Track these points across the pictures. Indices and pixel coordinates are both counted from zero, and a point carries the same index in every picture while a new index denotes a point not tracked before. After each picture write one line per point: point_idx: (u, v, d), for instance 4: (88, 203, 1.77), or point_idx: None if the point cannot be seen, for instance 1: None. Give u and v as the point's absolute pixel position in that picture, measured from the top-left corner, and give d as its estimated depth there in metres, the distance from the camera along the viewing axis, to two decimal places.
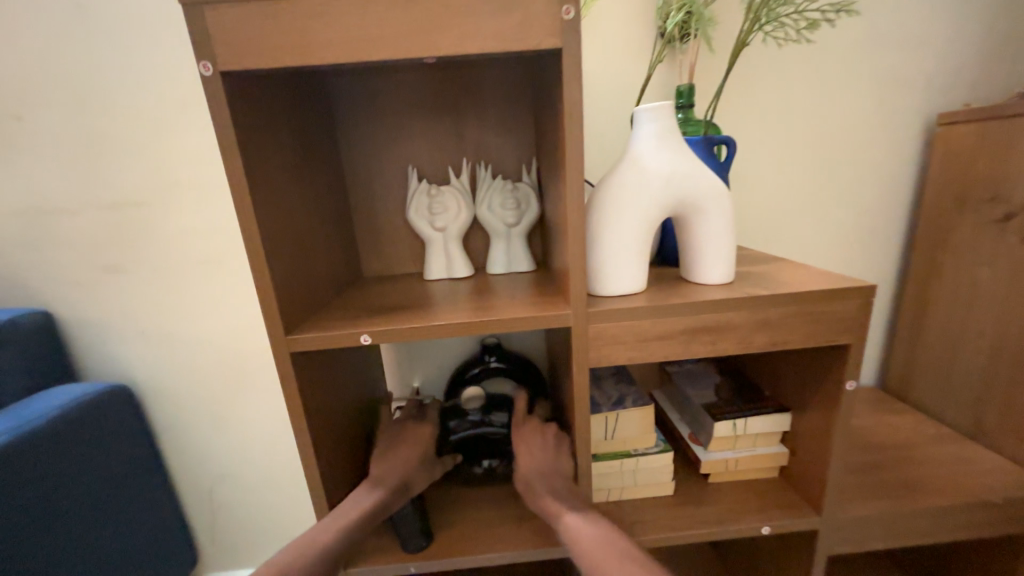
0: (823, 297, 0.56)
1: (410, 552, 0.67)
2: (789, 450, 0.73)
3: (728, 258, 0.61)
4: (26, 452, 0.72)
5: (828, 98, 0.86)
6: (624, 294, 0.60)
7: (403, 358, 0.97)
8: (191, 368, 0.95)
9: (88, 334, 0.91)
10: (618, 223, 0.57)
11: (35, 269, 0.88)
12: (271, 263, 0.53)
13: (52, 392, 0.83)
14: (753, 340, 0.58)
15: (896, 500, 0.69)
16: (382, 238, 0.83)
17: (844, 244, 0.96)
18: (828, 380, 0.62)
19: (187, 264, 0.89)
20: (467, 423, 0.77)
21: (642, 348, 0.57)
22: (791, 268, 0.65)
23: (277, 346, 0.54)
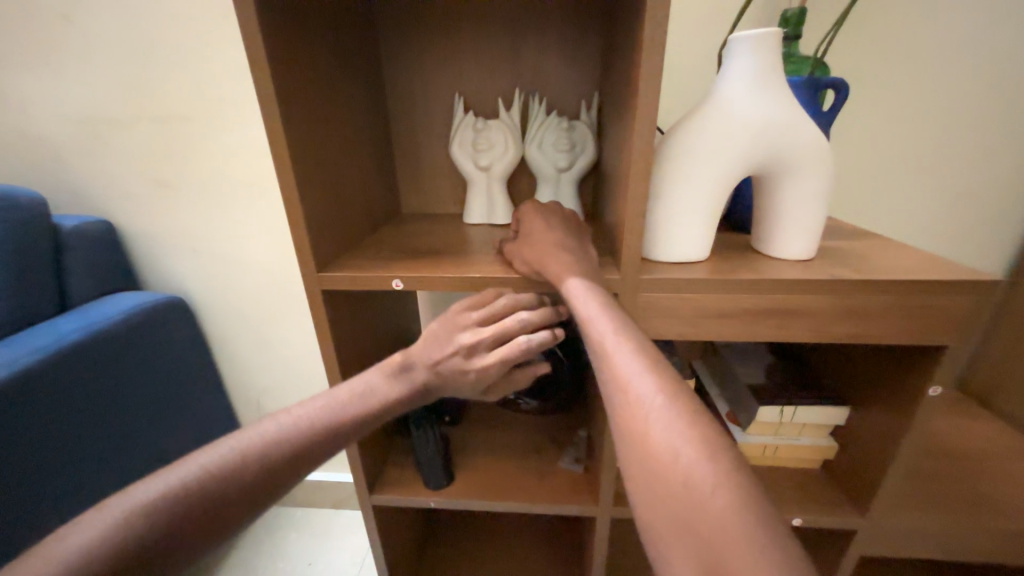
0: (928, 290, 0.47)
1: (431, 489, 0.69)
2: (839, 445, 0.67)
3: (816, 229, 0.51)
4: (93, 349, 0.78)
5: (980, 36, 0.69)
6: (681, 262, 0.53)
7: (437, 299, 0.96)
8: (238, 288, 0.99)
9: (144, 247, 0.95)
10: (686, 179, 0.49)
11: (89, 176, 0.90)
12: (305, 195, 0.51)
13: (118, 298, 0.89)
14: (827, 329, 0.50)
15: (954, 515, 0.63)
16: (423, 173, 0.79)
17: (952, 223, 0.81)
18: (909, 380, 0.55)
19: (232, 185, 0.88)
20: None
21: (695, 324, 0.51)
22: (890, 249, 0.55)
23: (310, 282, 0.54)
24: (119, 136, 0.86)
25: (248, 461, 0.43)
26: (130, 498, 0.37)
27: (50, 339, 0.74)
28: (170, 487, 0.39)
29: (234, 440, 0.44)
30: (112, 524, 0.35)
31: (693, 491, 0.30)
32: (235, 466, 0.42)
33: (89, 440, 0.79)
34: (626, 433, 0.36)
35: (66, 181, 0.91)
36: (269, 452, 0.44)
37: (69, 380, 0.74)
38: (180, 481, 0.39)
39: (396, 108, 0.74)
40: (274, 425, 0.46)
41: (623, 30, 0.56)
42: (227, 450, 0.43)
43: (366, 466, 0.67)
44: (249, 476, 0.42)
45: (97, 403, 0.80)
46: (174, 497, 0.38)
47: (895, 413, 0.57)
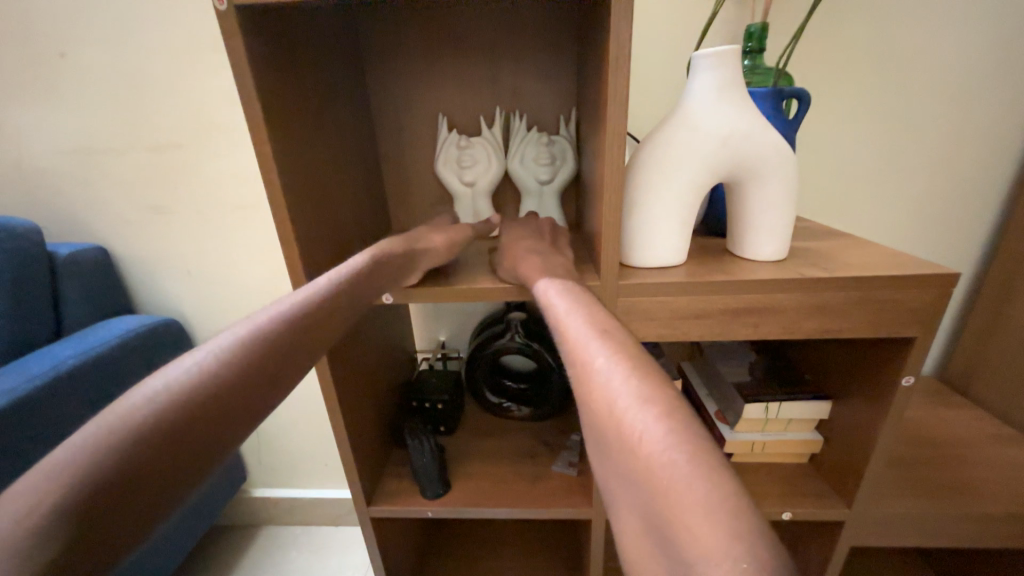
0: (892, 284, 0.50)
1: (429, 499, 0.70)
2: (823, 438, 0.69)
3: (785, 231, 0.54)
4: (90, 372, 0.79)
5: (933, 42, 0.73)
6: (659, 267, 0.55)
7: (429, 312, 0.98)
8: (232, 308, 1.00)
9: (140, 271, 0.96)
10: (659, 189, 0.52)
11: (83, 204, 0.91)
12: (296, 215, 0.53)
13: (114, 322, 0.90)
14: (800, 325, 0.53)
15: (936, 502, 0.65)
16: (411, 190, 0.81)
17: (921, 219, 0.84)
18: (881, 371, 0.57)
19: (225, 207, 0.90)
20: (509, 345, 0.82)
21: (674, 326, 0.54)
22: (856, 247, 0.58)
23: None
24: (113, 163, 0.88)
25: (241, 361, 0.31)
26: (109, 415, 0.25)
27: (49, 365, 0.75)
28: (153, 394, 0.26)
29: (209, 344, 0.31)
30: (111, 444, 0.23)
31: (648, 464, 0.25)
32: (226, 366, 0.30)
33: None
34: (592, 417, 0.32)
35: (60, 209, 0.92)
36: (255, 348, 0.32)
37: (69, 406, 0.75)
38: (155, 391, 0.27)
39: (383, 129, 0.77)
40: (248, 324, 0.34)
41: (594, 49, 0.60)
42: (203, 353, 0.30)
43: (363, 478, 0.68)
44: (244, 378, 0.30)
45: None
46: (161, 404, 0.26)
47: (872, 403, 0.60)
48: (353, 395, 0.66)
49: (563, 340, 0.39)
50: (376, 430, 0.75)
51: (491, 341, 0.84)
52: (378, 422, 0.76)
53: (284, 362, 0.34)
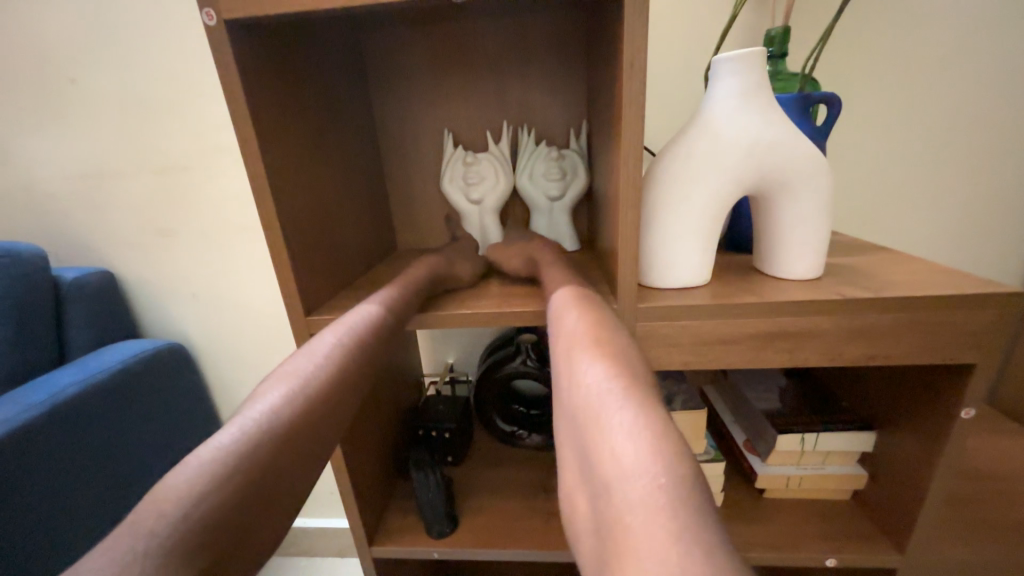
0: (947, 305, 0.44)
1: (434, 538, 0.65)
2: (867, 473, 0.63)
3: (820, 248, 0.49)
4: (91, 399, 0.77)
5: (968, 43, 0.68)
6: (681, 288, 0.51)
7: (437, 334, 0.94)
8: (237, 332, 0.98)
9: (145, 294, 0.95)
10: (679, 204, 0.48)
11: (91, 228, 0.91)
12: (291, 238, 0.50)
13: (118, 347, 0.88)
14: (841, 351, 0.47)
15: (1002, 548, 0.58)
16: (417, 208, 0.78)
17: (962, 230, 0.78)
18: (935, 402, 0.51)
19: (229, 229, 0.89)
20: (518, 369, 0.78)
21: (699, 352, 0.49)
22: (899, 264, 0.53)
23: (298, 325, 0.52)
24: (120, 187, 0.88)
25: (271, 441, 0.32)
26: (154, 505, 0.26)
27: (45, 395, 0.72)
28: (199, 481, 0.27)
29: (239, 420, 0.32)
30: (164, 543, 0.24)
31: (625, 510, 0.21)
32: (260, 446, 0.31)
33: (83, 499, 0.75)
34: (572, 421, 0.30)
35: (68, 234, 0.92)
36: (284, 426, 0.33)
37: (64, 437, 0.72)
38: (197, 476, 0.27)
39: (387, 147, 0.75)
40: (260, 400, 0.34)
41: (604, 58, 0.57)
42: (235, 430, 0.31)
43: (365, 514, 0.64)
44: (277, 462, 0.31)
45: (91, 460, 0.77)
46: (206, 495, 0.27)
47: (925, 437, 0.53)
48: (353, 426, 0.62)
49: (559, 346, 0.37)
50: (380, 461, 0.71)
51: (500, 365, 0.80)
52: (382, 452, 0.72)
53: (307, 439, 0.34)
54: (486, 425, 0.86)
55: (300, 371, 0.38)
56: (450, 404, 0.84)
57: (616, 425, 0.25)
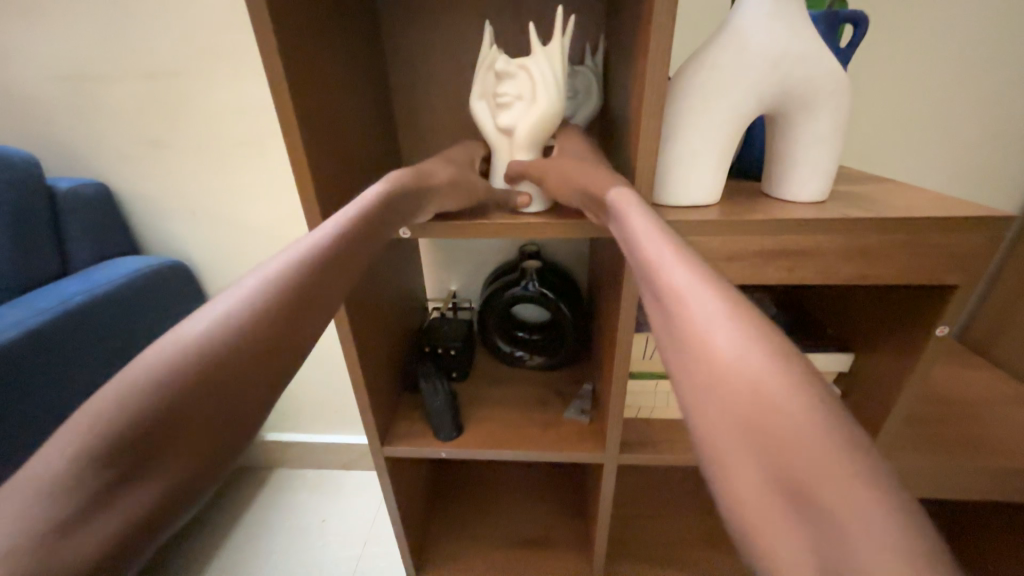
0: (941, 227, 0.47)
1: (442, 441, 0.70)
2: (841, 391, 0.69)
3: (829, 170, 0.50)
4: (99, 309, 0.78)
5: None
6: (691, 206, 0.52)
7: (440, 260, 0.96)
8: (238, 253, 0.98)
9: (143, 210, 0.93)
10: (697, 120, 0.48)
11: (81, 137, 0.87)
12: (306, 140, 0.50)
13: (123, 261, 0.89)
14: (837, 270, 0.50)
15: (950, 455, 0.65)
16: (425, 126, 0.77)
17: (959, 172, 0.80)
18: (913, 323, 0.55)
19: (228, 143, 0.86)
20: (521, 294, 0.80)
21: (704, 269, 0.51)
22: (901, 191, 0.55)
23: (314, 230, 0.53)
24: (109, 92, 0.83)
25: (223, 346, 0.28)
26: (73, 417, 0.24)
27: (56, 302, 0.74)
28: (126, 389, 0.24)
29: (183, 325, 0.29)
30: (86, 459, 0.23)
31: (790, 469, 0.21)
32: (204, 349, 0.27)
33: (97, 403, 0.79)
34: (680, 346, 0.29)
35: (56, 143, 0.88)
36: (248, 323, 0.30)
37: (75, 344, 0.74)
38: (132, 383, 0.25)
39: (395, 58, 0.72)
40: (222, 301, 0.31)
41: None
42: (182, 334, 0.28)
43: (377, 418, 0.68)
44: (238, 362, 0.28)
45: (105, 367, 0.80)
46: (133, 407, 0.24)
47: (899, 356, 0.58)
48: (366, 336, 0.65)
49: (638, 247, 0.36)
50: (389, 373, 0.74)
51: (505, 290, 0.81)
52: (391, 366, 0.75)
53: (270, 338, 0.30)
54: (487, 347, 0.90)
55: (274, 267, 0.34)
56: (453, 325, 0.86)
57: (722, 329, 0.27)
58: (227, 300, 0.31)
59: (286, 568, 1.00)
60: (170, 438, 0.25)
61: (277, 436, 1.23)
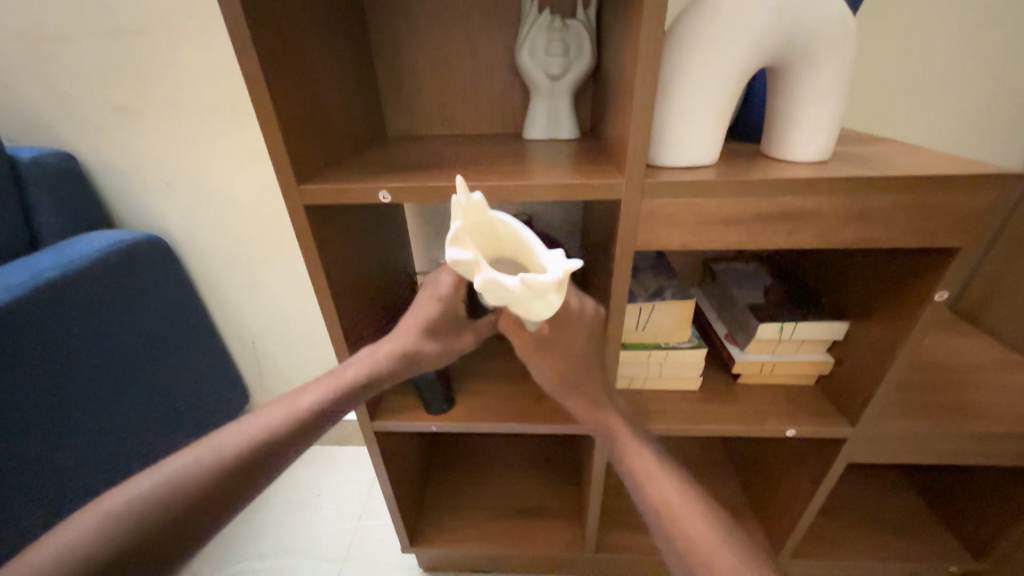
0: (945, 187, 0.45)
1: (432, 414, 0.69)
2: (834, 360, 0.68)
3: (832, 127, 0.48)
4: (68, 285, 0.75)
5: None
6: (689, 167, 0.50)
7: (429, 233, 0.93)
8: (218, 227, 0.94)
9: (115, 182, 0.89)
10: (696, 72, 0.45)
11: (41, 104, 0.82)
12: (277, 97, 0.46)
13: (97, 235, 0.85)
14: (837, 234, 0.48)
15: (939, 421, 0.66)
16: (408, 89, 0.72)
17: (960, 135, 0.78)
18: (911, 289, 0.54)
19: (201, 109, 0.81)
20: None
21: (701, 234, 0.49)
22: (905, 151, 0.52)
23: (290, 196, 0.50)
24: (68, 53, 0.78)
25: (225, 464, 0.44)
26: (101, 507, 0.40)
27: (26, 278, 0.71)
28: (132, 499, 0.41)
29: (213, 440, 0.46)
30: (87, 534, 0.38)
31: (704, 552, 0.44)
32: (203, 473, 0.43)
33: (68, 384, 0.75)
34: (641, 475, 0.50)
35: (16, 110, 0.83)
36: (272, 439, 0.47)
37: (40, 321, 0.71)
38: (155, 486, 0.42)
39: (375, 14, 0.67)
40: (250, 422, 0.48)
41: None
42: (206, 453, 0.44)
43: None
44: (234, 474, 0.44)
45: (78, 347, 0.77)
46: (142, 505, 0.41)
47: (894, 322, 0.57)
48: (352, 309, 0.63)
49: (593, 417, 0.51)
50: None
51: None
52: (380, 340, 0.73)
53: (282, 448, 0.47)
54: None
55: (302, 402, 0.49)
56: None
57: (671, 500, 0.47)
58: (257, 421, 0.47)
59: (282, 542, 1.01)
60: (166, 543, 0.41)
61: None
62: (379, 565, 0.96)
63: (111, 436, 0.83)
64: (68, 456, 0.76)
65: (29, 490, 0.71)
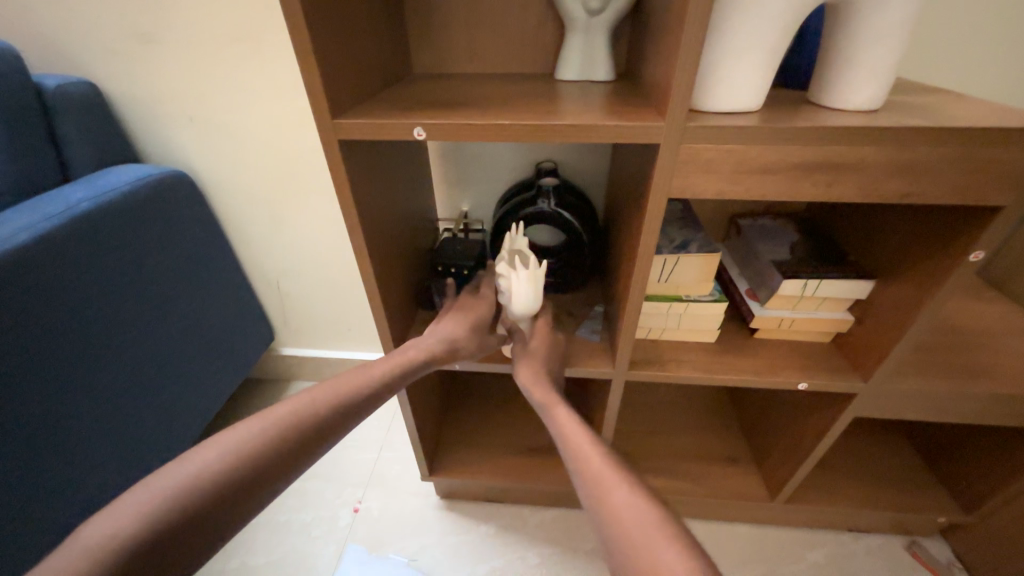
0: (1000, 141, 0.43)
1: None
2: (854, 318, 0.69)
3: (888, 72, 0.45)
4: (104, 216, 0.77)
5: None
6: (731, 112, 0.48)
7: (451, 178, 0.92)
8: (243, 166, 0.94)
9: (139, 115, 0.88)
10: (750, 7, 0.43)
11: (61, 30, 0.80)
12: (311, 23, 0.45)
13: (124, 169, 0.85)
14: (879, 187, 0.47)
15: (951, 381, 0.67)
16: (436, 21, 0.69)
17: (1019, 89, 0.74)
18: (945, 248, 0.53)
19: (222, 38, 0.79)
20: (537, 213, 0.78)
21: (737, 182, 0.48)
22: (961, 102, 0.50)
23: (324, 131, 0.50)
24: None
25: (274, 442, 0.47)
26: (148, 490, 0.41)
27: (61, 207, 0.72)
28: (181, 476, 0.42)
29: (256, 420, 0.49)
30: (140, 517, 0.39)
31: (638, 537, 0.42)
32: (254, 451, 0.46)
33: (113, 313, 0.78)
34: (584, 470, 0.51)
35: (36, 35, 0.81)
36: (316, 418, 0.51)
37: (83, 250, 0.73)
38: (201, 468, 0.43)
39: None
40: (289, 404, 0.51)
41: None
42: (255, 431, 0.47)
43: (393, 332, 0.70)
44: (281, 452, 0.47)
45: (117, 277, 0.79)
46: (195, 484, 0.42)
47: (922, 282, 0.57)
48: (381, 250, 0.64)
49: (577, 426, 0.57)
50: (403, 290, 0.75)
51: (520, 209, 0.79)
52: (405, 283, 0.75)
53: (330, 429, 0.52)
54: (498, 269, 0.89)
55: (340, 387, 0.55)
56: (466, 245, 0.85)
57: (620, 498, 0.46)
58: (291, 406, 0.51)
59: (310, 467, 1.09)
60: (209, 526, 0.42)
61: (292, 351, 1.27)
62: (400, 491, 1.04)
63: (156, 363, 0.87)
64: (125, 379, 0.81)
65: (99, 409, 0.76)
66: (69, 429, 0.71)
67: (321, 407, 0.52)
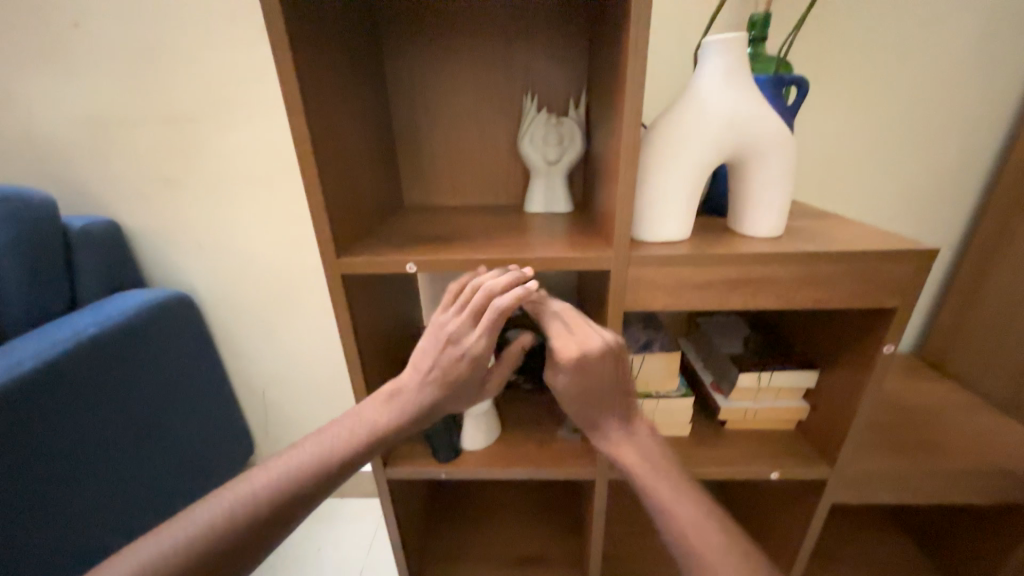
0: (878, 258, 0.54)
1: (441, 461, 0.74)
2: (810, 405, 0.75)
3: (782, 209, 0.58)
4: (106, 342, 0.81)
5: (914, 40, 0.79)
6: (666, 241, 0.59)
7: (437, 290, 1.01)
8: (242, 285, 1.02)
9: (151, 244, 0.98)
10: (668, 168, 0.56)
11: (95, 178, 0.92)
12: (325, 187, 0.55)
13: (130, 294, 0.92)
14: (794, 296, 0.57)
15: (908, 461, 0.72)
16: (424, 167, 0.83)
17: (902, 204, 0.91)
18: (865, 341, 0.62)
19: (238, 182, 0.92)
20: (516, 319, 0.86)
21: (679, 296, 0.58)
22: (847, 226, 0.63)
23: (328, 266, 0.58)
24: (126, 135, 0.89)
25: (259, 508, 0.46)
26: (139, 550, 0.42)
27: (67, 334, 0.77)
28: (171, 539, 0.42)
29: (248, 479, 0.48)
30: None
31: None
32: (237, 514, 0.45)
33: (97, 434, 0.79)
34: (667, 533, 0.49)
35: (70, 182, 0.93)
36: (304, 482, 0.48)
37: (81, 376, 0.76)
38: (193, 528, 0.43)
39: (398, 108, 0.79)
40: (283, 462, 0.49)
41: (606, 34, 0.63)
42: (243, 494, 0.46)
43: None
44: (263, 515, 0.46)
45: (109, 399, 0.81)
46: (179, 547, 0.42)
47: (855, 370, 0.65)
48: (372, 362, 0.69)
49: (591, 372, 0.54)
50: None
51: None
52: None
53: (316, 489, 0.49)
54: None
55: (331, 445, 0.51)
56: None
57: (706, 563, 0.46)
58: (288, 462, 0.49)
59: None
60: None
61: None
62: None
63: (133, 485, 0.85)
64: (99, 505, 0.78)
65: (65, 539, 0.73)
66: (27, 565, 0.67)
67: (288, 475, 0.48)
